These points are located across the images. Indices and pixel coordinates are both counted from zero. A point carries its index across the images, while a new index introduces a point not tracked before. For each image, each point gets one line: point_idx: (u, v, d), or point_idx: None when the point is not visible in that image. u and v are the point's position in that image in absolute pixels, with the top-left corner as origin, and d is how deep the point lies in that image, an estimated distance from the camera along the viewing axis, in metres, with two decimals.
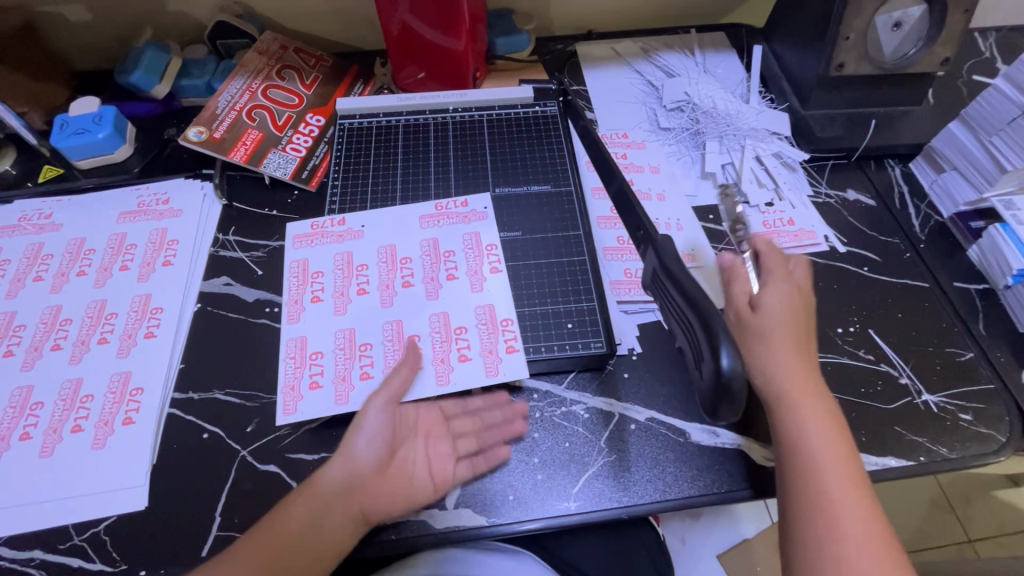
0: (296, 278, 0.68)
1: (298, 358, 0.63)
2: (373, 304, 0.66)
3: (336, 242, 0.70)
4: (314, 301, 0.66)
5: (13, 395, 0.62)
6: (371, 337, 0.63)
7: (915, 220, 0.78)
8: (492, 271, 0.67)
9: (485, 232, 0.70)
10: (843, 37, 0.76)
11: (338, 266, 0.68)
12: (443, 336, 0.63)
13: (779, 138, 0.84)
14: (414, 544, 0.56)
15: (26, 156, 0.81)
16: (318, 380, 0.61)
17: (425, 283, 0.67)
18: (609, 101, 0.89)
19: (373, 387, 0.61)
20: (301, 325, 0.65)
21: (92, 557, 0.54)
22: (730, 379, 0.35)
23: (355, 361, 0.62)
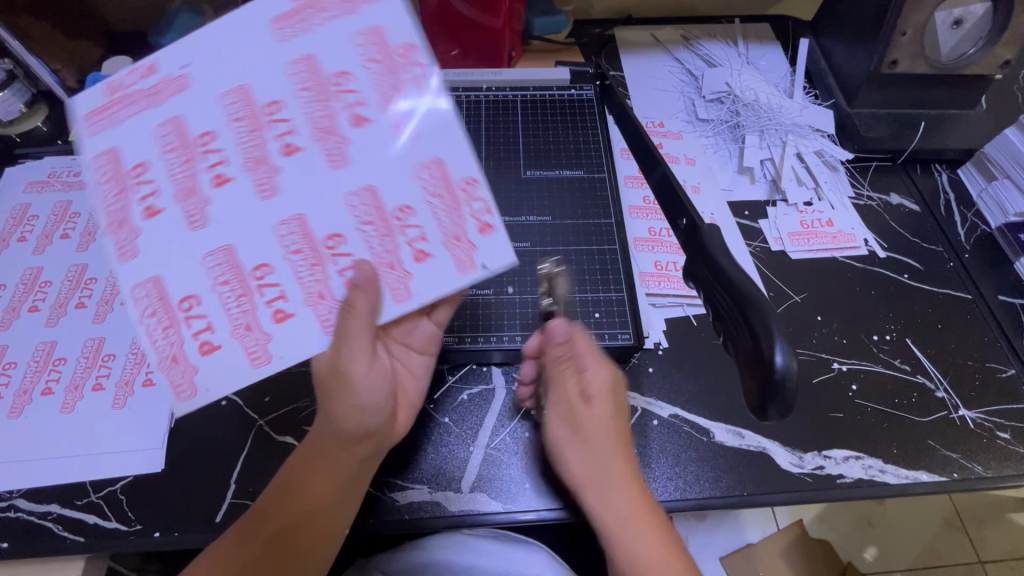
0: (108, 175, 0.46)
1: (162, 315, 0.46)
2: (295, 238, 0.47)
3: (245, 117, 0.46)
4: (217, 187, 0.46)
5: (37, 349, 0.62)
6: (279, 267, 0.47)
7: (960, 228, 0.75)
8: (480, 232, 0.48)
9: (456, 163, 0.47)
10: (899, 33, 0.73)
11: (244, 144, 0.46)
12: (381, 228, 0.47)
13: (822, 135, 0.81)
14: (427, 526, 0.55)
15: (57, 114, 0.81)
16: (210, 341, 0.46)
17: (370, 224, 0.47)
18: (646, 88, 0.87)
19: (298, 326, 0.47)
20: (195, 238, 0.46)
21: (108, 514, 0.55)
22: (784, 378, 0.32)
23: (256, 299, 0.47)
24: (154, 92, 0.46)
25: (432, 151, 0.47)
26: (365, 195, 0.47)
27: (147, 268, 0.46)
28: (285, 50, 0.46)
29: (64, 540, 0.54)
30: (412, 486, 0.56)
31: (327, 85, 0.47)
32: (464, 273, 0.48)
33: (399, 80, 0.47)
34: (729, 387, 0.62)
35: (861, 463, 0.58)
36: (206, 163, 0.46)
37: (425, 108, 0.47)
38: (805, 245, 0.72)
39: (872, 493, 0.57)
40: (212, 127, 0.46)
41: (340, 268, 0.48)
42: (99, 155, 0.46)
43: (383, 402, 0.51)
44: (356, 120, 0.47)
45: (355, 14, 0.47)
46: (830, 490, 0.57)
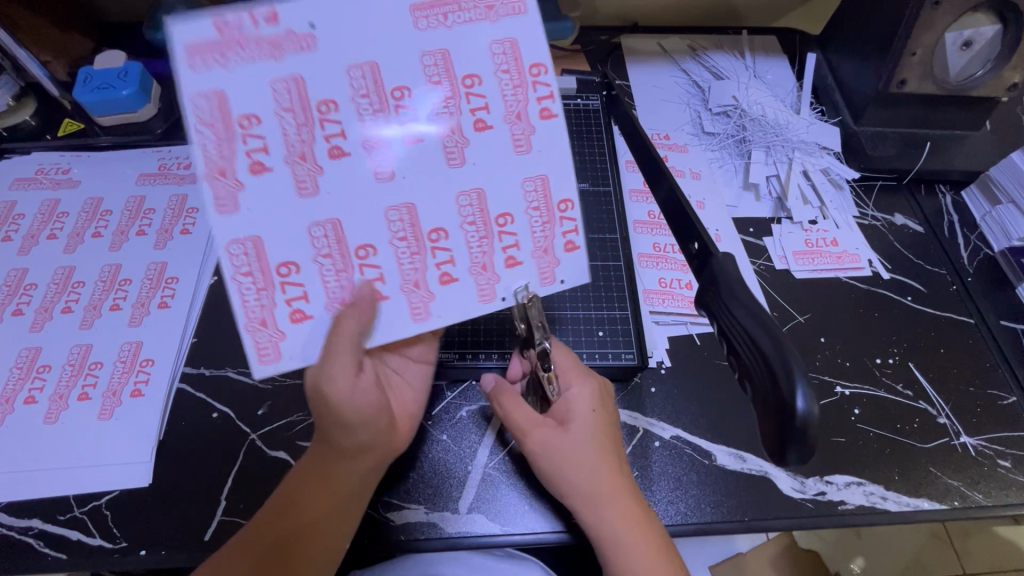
0: (211, 119, 0.40)
1: (258, 276, 0.42)
2: (328, 244, 0.43)
3: (371, 94, 0.42)
4: (332, 158, 0.42)
5: (21, 355, 0.60)
6: (382, 250, 0.44)
7: (963, 251, 0.75)
8: (565, 250, 0.48)
9: (497, 194, 0.45)
10: (909, 53, 0.72)
11: (367, 121, 0.43)
12: (480, 229, 0.45)
13: (828, 152, 0.81)
14: (421, 548, 0.53)
15: (46, 107, 0.78)
16: (303, 311, 0.44)
17: (473, 224, 0.45)
18: (651, 99, 0.85)
19: (390, 313, 0.45)
20: (305, 206, 0.42)
21: (92, 531, 0.53)
22: (805, 423, 0.32)
23: (354, 277, 0.44)
24: (274, 44, 0.40)
25: (539, 166, 0.45)
26: (472, 197, 0.45)
27: (254, 223, 0.41)
28: (422, 40, 0.42)
29: (46, 557, 0.52)
30: (408, 505, 0.55)
31: (456, 83, 0.44)
32: (546, 285, 0.48)
33: (525, 95, 0.44)
34: (732, 410, 0.61)
35: (862, 490, 0.58)
36: (247, 144, 0.40)
37: (543, 125, 0.45)
38: (809, 266, 0.71)
39: (874, 520, 0.57)
40: (257, 110, 0.40)
41: (438, 261, 0.46)
42: (200, 93, 0.39)
43: (373, 417, 0.47)
44: (479, 124, 0.44)
45: (494, 21, 0.43)
46: (832, 517, 0.56)
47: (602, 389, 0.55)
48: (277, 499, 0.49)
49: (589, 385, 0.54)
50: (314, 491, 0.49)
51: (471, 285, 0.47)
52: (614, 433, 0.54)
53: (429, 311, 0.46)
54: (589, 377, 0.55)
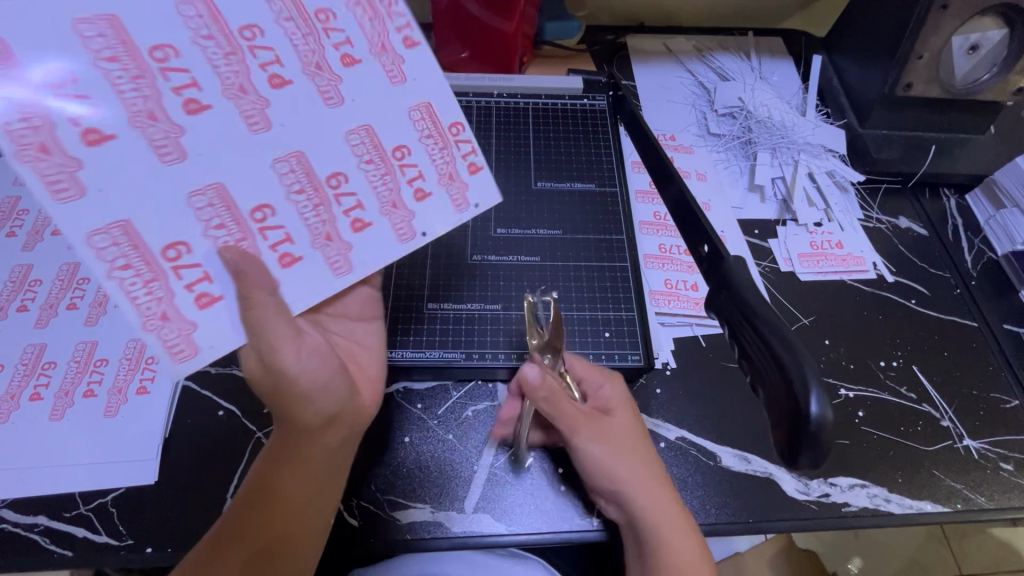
0: (110, 49, 0.40)
1: (143, 267, 0.42)
2: (214, 212, 0.43)
3: (294, 16, 0.44)
4: (275, 87, 0.44)
5: (25, 352, 0.59)
6: (281, 209, 0.45)
7: (967, 254, 0.75)
8: (470, 172, 0.52)
9: (387, 128, 0.48)
10: (916, 56, 0.72)
11: (299, 47, 0.45)
12: (382, 163, 0.48)
13: (833, 155, 0.81)
14: (428, 547, 0.54)
15: None
16: (291, 253, 0.46)
17: (369, 162, 0.48)
18: (657, 99, 0.85)
19: (307, 269, 0.47)
20: (190, 163, 0.42)
21: (97, 528, 0.53)
22: (819, 429, 0.32)
23: (257, 244, 0.45)
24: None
25: (416, 94, 0.49)
26: (363, 133, 0.47)
27: (212, 172, 0.43)
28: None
29: (52, 554, 0.52)
30: (415, 505, 0.55)
31: (375, 3, 0.46)
32: (460, 211, 0.52)
33: (386, 24, 0.47)
34: (738, 412, 0.61)
35: (866, 492, 0.58)
36: (175, 82, 0.41)
37: (411, 54, 0.48)
38: (814, 268, 0.71)
39: (878, 522, 0.57)
40: (176, 43, 0.41)
41: (345, 208, 0.48)
42: (88, 21, 0.39)
43: (331, 384, 0.49)
44: (408, 41, 0.47)
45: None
46: (836, 519, 0.57)
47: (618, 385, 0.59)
48: (251, 488, 0.49)
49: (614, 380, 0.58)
50: (292, 472, 0.49)
51: (385, 226, 0.49)
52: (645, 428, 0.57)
53: (348, 263, 0.48)
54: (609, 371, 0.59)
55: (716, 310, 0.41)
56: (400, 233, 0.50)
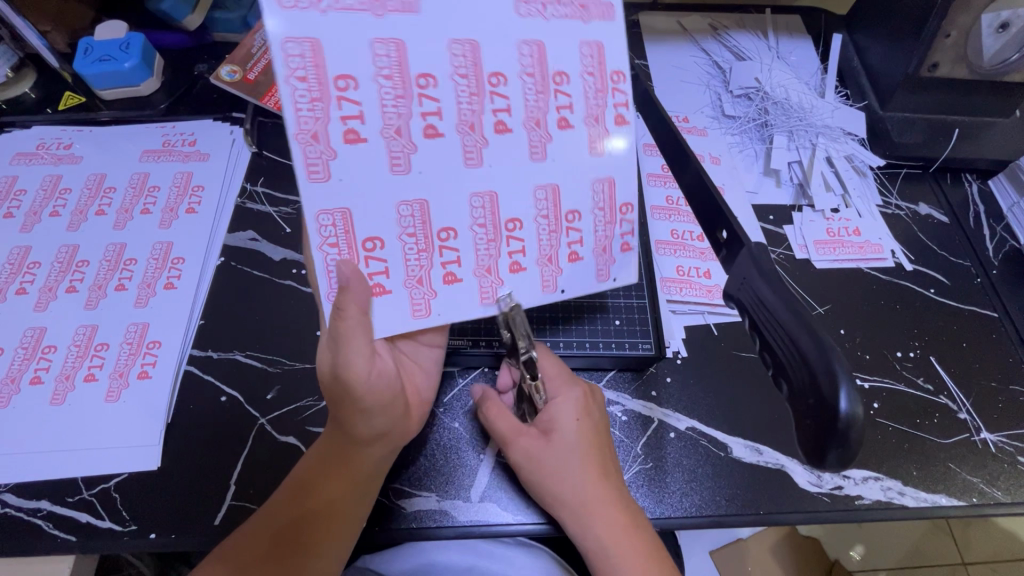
0: (303, 68, 0.40)
1: (344, 247, 0.43)
2: (413, 223, 0.45)
3: (470, 75, 0.43)
4: (427, 138, 0.43)
5: (26, 335, 0.59)
6: (463, 235, 0.46)
7: (988, 242, 0.73)
8: (621, 249, 0.50)
9: (570, 193, 0.47)
10: (943, 35, 0.69)
11: (463, 104, 0.44)
12: (551, 224, 0.47)
13: (853, 139, 0.78)
14: (431, 536, 0.53)
15: (46, 80, 0.76)
16: (382, 286, 0.45)
17: (546, 217, 0.47)
18: (670, 80, 0.82)
19: (462, 296, 0.47)
20: (395, 182, 0.43)
21: (101, 513, 0.52)
22: (848, 426, 0.31)
23: (434, 257, 0.46)
24: None
25: (607, 170, 0.48)
26: (548, 192, 0.47)
27: (344, 195, 0.42)
28: (520, 28, 0.44)
29: (56, 539, 0.51)
30: (419, 493, 0.54)
31: (547, 78, 0.45)
32: (602, 281, 0.50)
33: (606, 100, 0.47)
34: (751, 401, 0.60)
35: (880, 485, 0.57)
36: (337, 111, 0.41)
37: (618, 131, 0.48)
38: (830, 256, 0.69)
39: (890, 515, 0.56)
40: (355, 73, 0.41)
41: (511, 249, 0.47)
42: (293, 40, 0.39)
43: (392, 403, 0.48)
44: (562, 123, 0.46)
45: (585, 22, 0.46)
46: (848, 512, 0.56)
47: (588, 397, 0.53)
48: (296, 478, 0.50)
49: (577, 391, 0.53)
50: (328, 476, 0.49)
51: (538, 276, 0.49)
52: (601, 440, 0.52)
53: (496, 296, 0.48)
54: (576, 383, 0.54)
55: (742, 299, 0.40)
56: (548, 282, 0.49)
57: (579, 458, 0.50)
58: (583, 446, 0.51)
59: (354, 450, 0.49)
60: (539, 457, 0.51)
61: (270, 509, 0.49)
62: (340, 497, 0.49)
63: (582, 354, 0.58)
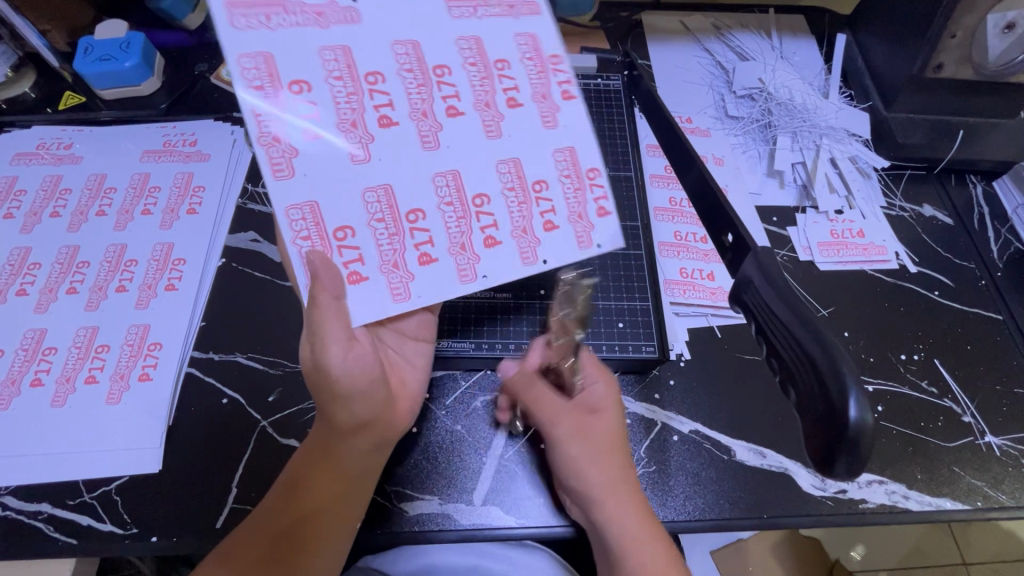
0: (260, 79, 0.44)
1: (317, 239, 0.44)
2: (380, 208, 0.46)
3: (415, 69, 0.48)
4: (382, 127, 0.46)
5: (26, 337, 0.58)
6: (431, 215, 0.46)
7: (993, 245, 0.72)
8: (598, 215, 0.49)
9: (533, 162, 0.48)
10: (948, 35, 0.68)
11: (411, 95, 0.47)
12: (519, 196, 0.48)
13: (856, 140, 0.78)
14: (434, 541, 0.53)
15: (46, 79, 0.75)
16: (359, 273, 0.45)
17: (512, 190, 0.48)
18: (673, 80, 0.82)
19: (441, 274, 0.47)
20: (357, 172, 0.45)
21: (102, 516, 0.52)
22: (858, 433, 0.31)
23: (406, 240, 0.46)
24: (319, 13, 0.46)
25: (566, 139, 0.49)
26: (510, 165, 0.48)
27: (311, 189, 0.44)
28: (456, 26, 0.49)
29: (56, 542, 0.51)
30: (422, 496, 0.54)
31: (489, 66, 0.49)
32: (583, 250, 0.48)
33: (548, 80, 0.49)
34: (755, 404, 0.59)
35: (884, 488, 0.57)
36: (293, 108, 0.45)
37: (566, 105, 0.49)
38: (834, 258, 0.69)
39: (894, 519, 0.56)
40: (308, 78, 0.45)
41: (482, 225, 0.47)
42: (248, 56, 0.44)
43: (368, 391, 0.48)
44: (511, 102, 0.48)
45: (515, 18, 0.50)
46: (853, 516, 0.55)
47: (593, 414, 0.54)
48: (287, 476, 0.50)
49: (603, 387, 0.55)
50: (314, 471, 0.49)
51: (514, 250, 0.48)
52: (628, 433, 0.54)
53: (475, 272, 0.47)
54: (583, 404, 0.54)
55: (749, 304, 0.39)
56: (524, 253, 0.48)
57: (607, 449, 0.52)
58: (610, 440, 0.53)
59: (336, 445, 0.49)
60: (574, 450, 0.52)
61: (261, 516, 0.48)
62: (329, 498, 0.49)
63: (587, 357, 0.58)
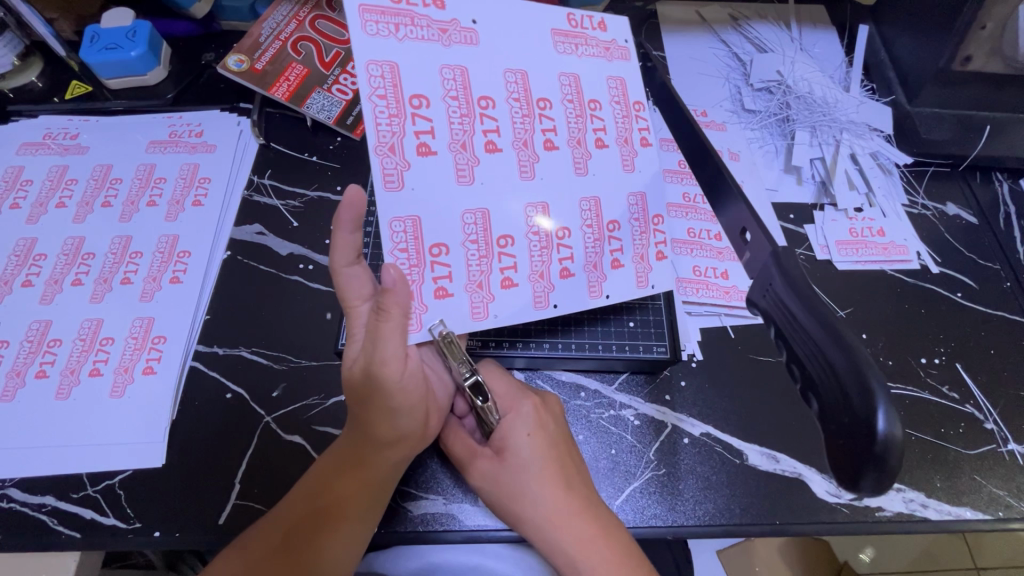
0: (383, 88, 0.43)
1: (412, 254, 0.44)
2: (476, 230, 0.46)
3: (521, 98, 0.48)
4: (488, 152, 0.46)
5: (31, 329, 0.58)
6: (519, 242, 0.48)
7: (1019, 245, 0.70)
8: (657, 259, 0.53)
9: (610, 204, 0.51)
10: (978, 26, 0.66)
11: (517, 123, 0.47)
12: (595, 233, 0.50)
13: (879, 135, 0.75)
14: (436, 540, 0.52)
15: (53, 69, 0.75)
16: (445, 289, 0.46)
17: (590, 227, 0.50)
18: (688, 72, 0.80)
19: (519, 299, 0.48)
20: (459, 192, 0.45)
21: (105, 510, 0.52)
22: (887, 447, 0.29)
23: (493, 263, 0.47)
24: (443, 30, 0.45)
25: (638, 186, 0.52)
26: (591, 204, 0.50)
27: (415, 205, 0.44)
28: (561, 63, 0.49)
29: (60, 535, 0.51)
30: (426, 496, 0.53)
31: (583, 104, 0.50)
32: (643, 288, 0.52)
33: (630, 125, 0.52)
34: (771, 407, 0.58)
35: (902, 496, 0.55)
36: (411, 125, 0.44)
37: (643, 152, 0.52)
38: (853, 257, 0.67)
39: (912, 528, 0.54)
40: (428, 94, 0.44)
41: (561, 257, 0.49)
42: (376, 62, 0.43)
43: (416, 405, 0.48)
44: (599, 142, 0.50)
45: (610, 61, 0.52)
46: (868, 523, 0.54)
47: (540, 408, 0.52)
48: (309, 480, 0.49)
49: (528, 405, 0.51)
50: (337, 475, 0.48)
51: (586, 283, 0.50)
52: (560, 452, 0.50)
53: (549, 300, 0.49)
54: (526, 397, 0.52)
55: (769, 311, 0.38)
56: (594, 288, 0.50)
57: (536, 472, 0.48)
58: (540, 460, 0.49)
59: (372, 452, 0.48)
60: (494, 476, 0.49)
61: (288, 506, 0.48)
62: (351, 506, 0.48)
63: (597, 357, 0.57)
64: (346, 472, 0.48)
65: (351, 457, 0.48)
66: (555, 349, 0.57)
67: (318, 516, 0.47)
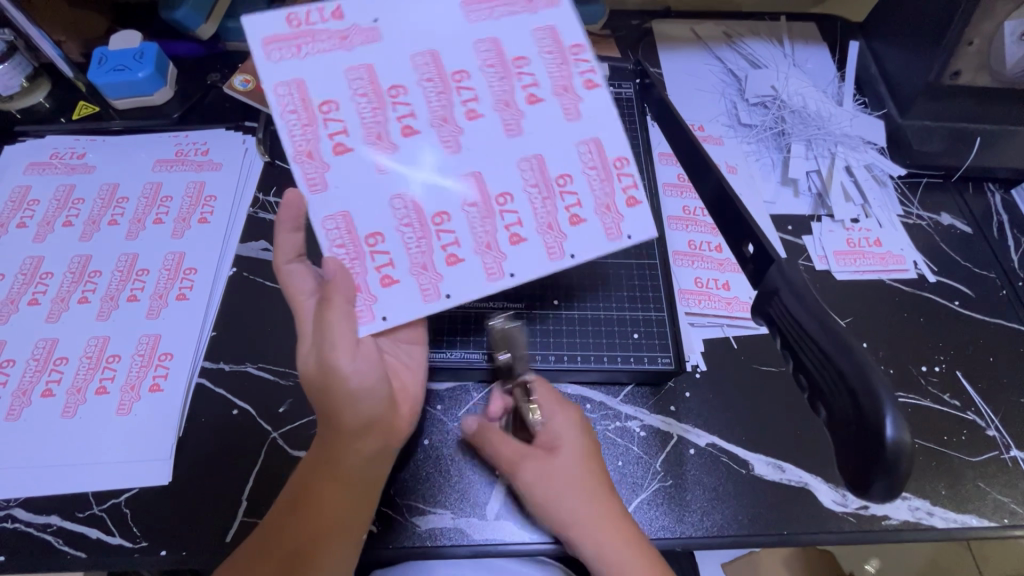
0: (363, 89, 0.47)
1: (417, 226, 0.46)
2: (475, 195, 0.47)
3: (496, 65, 0.49)
4: (470, 120, 0.48)
5: (37, 347, 0.58)
6: (519, 198, 0.47)
7: (1013, 254, 0.71)
8: (628, 206, 0.48)
9: (556, 158, 0.48)
10: (966, 42, 0.68)
11: (496, 88, 0.48)
12: (542, 191, 0.48)
13: (873, 148, 0.77)
14: (445, 556, 0.52)
15: (60, 90, 0.76)
16: (456, 253, 0.47)
17: (535, 186, 0.48)
18: (685, 88, 0.81)
19: (467, 272, 0.47)
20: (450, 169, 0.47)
21: (111, 529, 0.51)
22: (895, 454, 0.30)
23: (497, 223, 0.47)
24: (353, 31, 0.47)
25: (590, 131, 0.48)
26: (533, 162, 0.48)
27: (390, 188, 0.46)
28: (529, 29, 0.49)
29: (65, 555, 0.51)
30: (433, 510, 0.53)
31: (564, 51, 0.49)
32: (613, 240, 0.48)
33: (570, 69, 0.49)
34: (775, 417, 0.58)
35: (908, 504, 0.55)
36: (393, 113, 0.47)
37: (590, 95, 0.49)
38: (851, 267, 0.68)
39: (919, 536, 0.54)
40: (404, 82, 0.47)
41: (507, 223, 0.47)
42: (353, 69, 0.47)
43: (373, 387, 0.47)
44: (531, 97, 0.48)
45: (536, 10, 0.49)
46: (875, 532, 0.54)
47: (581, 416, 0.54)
48: (293, 486, 0.48)
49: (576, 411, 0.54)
50: (317, 478, 0.48)
51: (541, 246, 0.47)
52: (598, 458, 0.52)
53: (502, 271, 0.47)
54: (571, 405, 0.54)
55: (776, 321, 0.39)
56: (549, 248, 0.47)
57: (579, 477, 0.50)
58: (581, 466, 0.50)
59: (339, 445, 0.48)
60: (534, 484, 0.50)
61: (276, 517, 0.47)
62: (342, 507, 0.48)
63: (602, 368, 0.57)
64: (326, 472, 0.47)
65: (324, 455, 0.48)
66: (559, 361, 0.57)
67: (307, 520, 0.47)
